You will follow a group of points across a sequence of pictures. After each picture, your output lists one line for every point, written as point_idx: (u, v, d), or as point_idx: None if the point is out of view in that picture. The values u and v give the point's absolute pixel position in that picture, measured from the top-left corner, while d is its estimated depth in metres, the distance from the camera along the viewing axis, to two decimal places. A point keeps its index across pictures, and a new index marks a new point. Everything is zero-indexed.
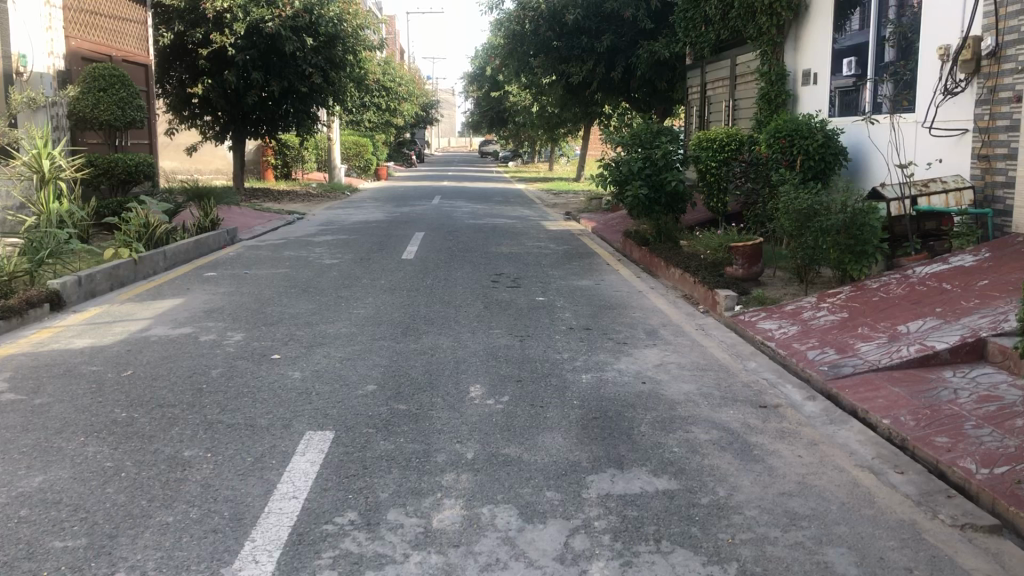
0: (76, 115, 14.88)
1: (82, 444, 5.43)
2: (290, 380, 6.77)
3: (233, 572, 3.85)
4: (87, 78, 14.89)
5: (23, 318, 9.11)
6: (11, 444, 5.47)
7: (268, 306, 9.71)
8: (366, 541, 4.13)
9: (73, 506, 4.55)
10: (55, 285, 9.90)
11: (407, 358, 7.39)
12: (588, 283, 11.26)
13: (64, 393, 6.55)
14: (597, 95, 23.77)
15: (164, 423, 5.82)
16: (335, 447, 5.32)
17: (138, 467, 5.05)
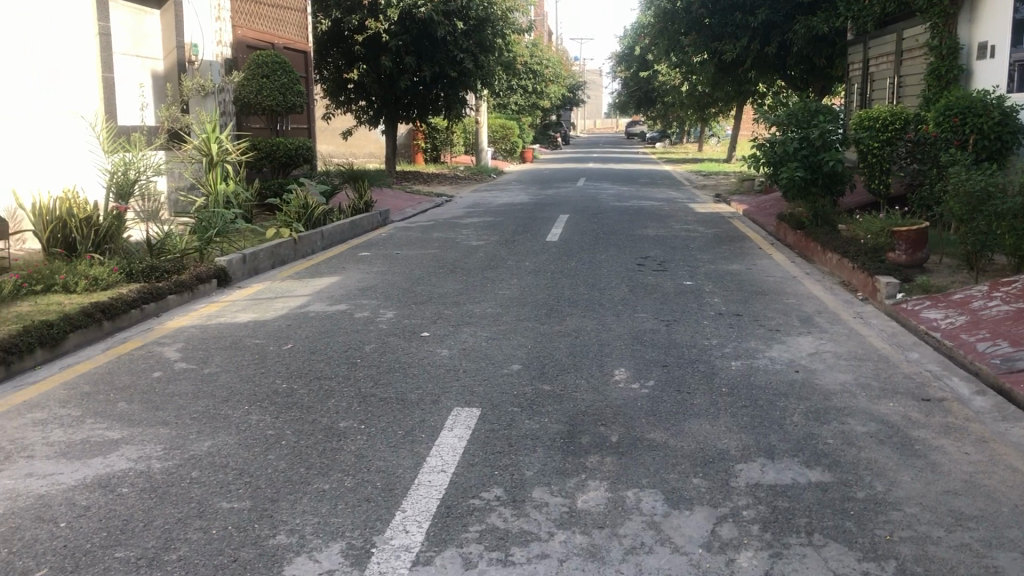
0: (241, 101, 15.64)
1: (246, 412, 5.74)
2: (439, 357, 6.93)
3: (384, 541, 3.98)
4: (252, 65, 15.61)
5: (194, 293, 9.72)
6: (184, 410, 5.86)
7: (418, 286, 9.97)
8: (512, 518, 4.18)
9: (239, 470, 4.82)
10: (222, 262, 10.50)
11: (553, 339, 7.43)
12: (738, 268, 10.97)
13: (230, 363, 6.95)
14: (750, 73, 23.07)
15: (322, 394, 6.09)
16: (482, 424, 5.41)
17: (297, 435, 5.30)
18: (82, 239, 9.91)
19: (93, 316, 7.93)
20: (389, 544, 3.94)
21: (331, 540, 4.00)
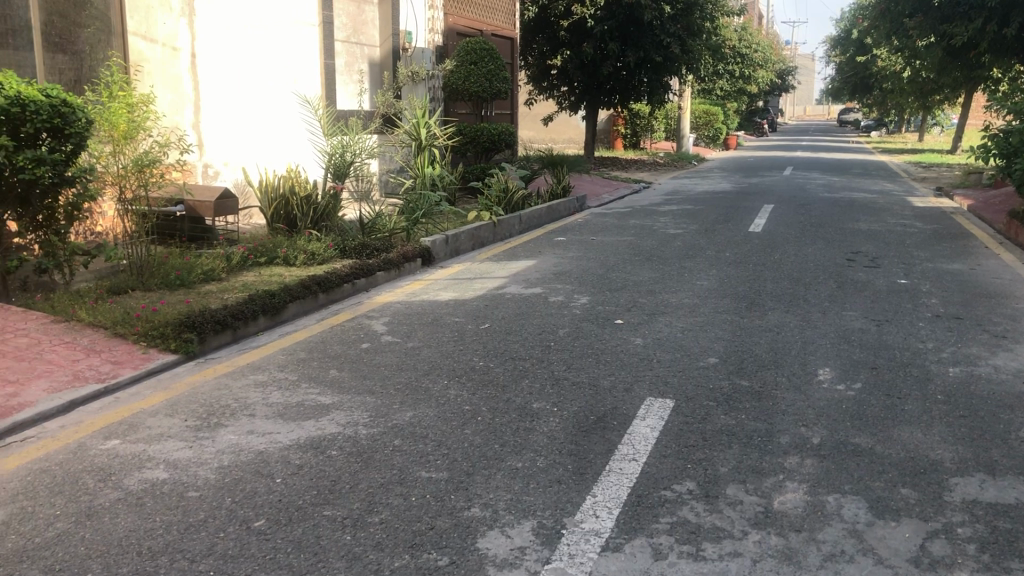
0: (450, 87, 16.17)
1: (445, 387, 5.96)
2: (633, 345, 6.90)
3: (574, 523, 4.01)
4: (461, 52, 16.11)
5: (399, 271, 10.17)
6: (387, 380, 6.16)
7: (613, 273, 9.95)
8: (704, 512, 4.10)
9: (438, 441, 5.02)
10: (427, 242, 10.91)
11: (752, 333, 7.21)
12: (959, 268, 10.19)
13: (431, 339, 7.24)
14: (983, 58, 21.27)
15: (517, 374, 6.21)
16: (676, 415, 5.34)
17: (493, 413, 5.44)
18: (302, 216, 10.63)
19: (309, 289, 8.49)
20: (579, 527, 3.98)
21: (523, 517, 4.08)
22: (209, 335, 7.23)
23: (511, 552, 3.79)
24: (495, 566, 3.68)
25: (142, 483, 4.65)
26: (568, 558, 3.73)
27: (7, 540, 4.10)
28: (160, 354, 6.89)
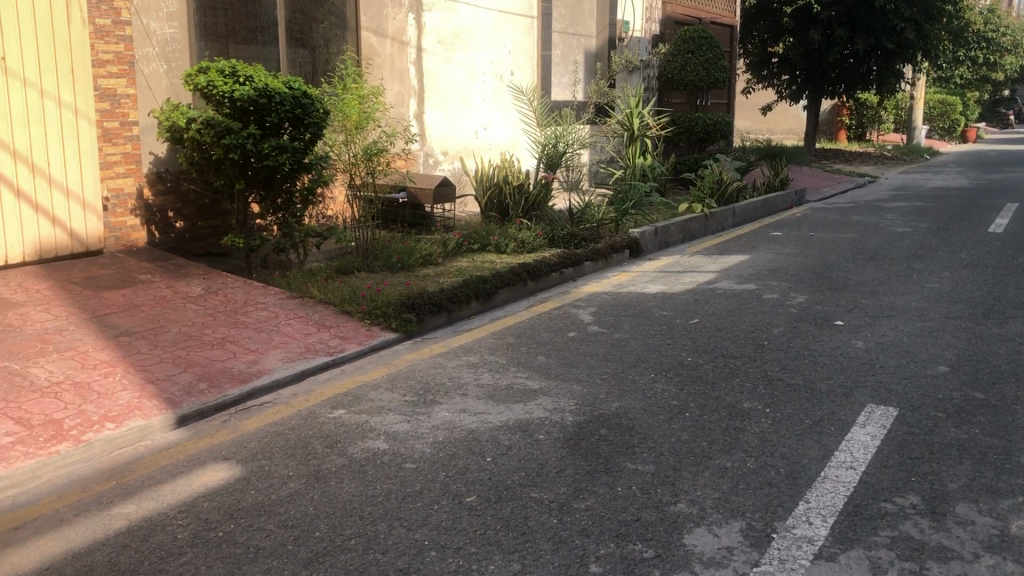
0: (666, 76, 16.02)
1: (652, 380, 5.93)
2: (853, 348, 6.55)
3: (786, 528, 3.88)
4: (678, 41, 15.90)
5: (608, 262, 10.18)
6: (595, 370, 6.21)
7: (832, 271, 9.47)
8: (930, 530, 3.84)
9: (644, 434, 4.99)
10: (636, 233, 10.85)
11: (989, 342, 6.65)
12: None
13: (639, 331, 7.21)
14: None
15: (727, 372, 6.07)
16: (899, 425, 5.03)
17: (701, 409, 5.36)
18: (514, 205, 10.90)
19: (520, 276, 8.69)
20: (790, 533, 3.84)
21: (731, 517, 3.99)
22: (427, 316, 7.57)
23: (718, 551, 3.72)
24: (702, 563, 3.63)
25: (365, 452, 4.95)
26: (778, 563, 3.62)
27: (248, 494, 4.51)
28: (381, 332, 7.30)
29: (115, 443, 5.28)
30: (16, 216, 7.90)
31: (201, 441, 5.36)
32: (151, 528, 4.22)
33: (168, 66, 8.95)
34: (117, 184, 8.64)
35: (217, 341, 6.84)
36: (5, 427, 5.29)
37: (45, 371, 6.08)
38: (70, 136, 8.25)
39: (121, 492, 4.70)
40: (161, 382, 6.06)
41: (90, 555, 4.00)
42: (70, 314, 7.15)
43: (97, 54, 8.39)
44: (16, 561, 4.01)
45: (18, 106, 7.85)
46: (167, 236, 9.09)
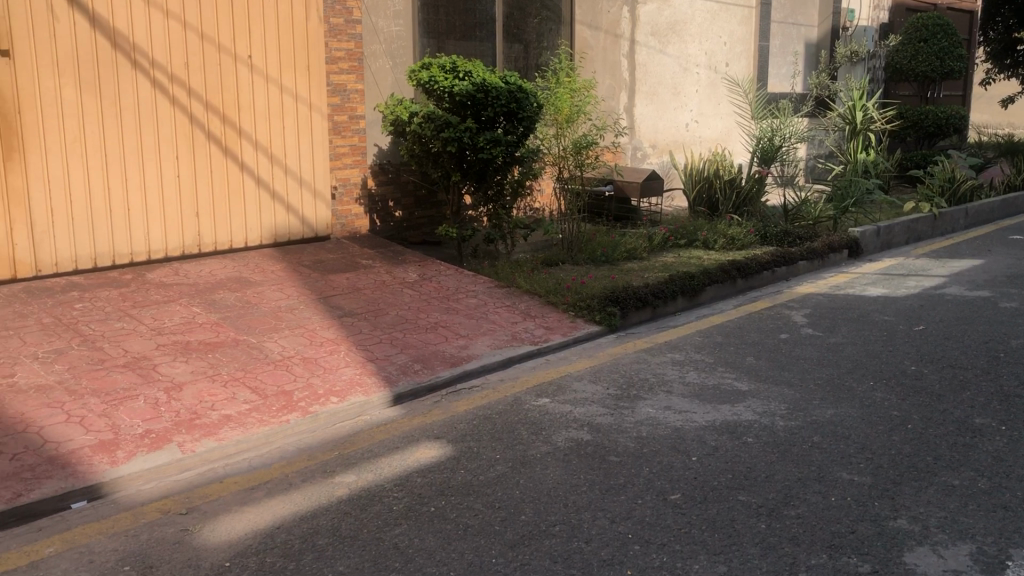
0: (894, 67, 15.10)
1: (871, 388, 5.61)
2: None
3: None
4: (910, 29, 14.92)
5: (824, 262, 9.72)
6: (808, 374, 5.95)
7: None
8: None
9: (862, 444, 4.73)
10: (856, 233, 10.28)
11: None
12: None
13: (857, 336, 6.84)
14: None
15: (956, 384, 5.65)
16: None
17: (926, 422, 5.02)
18: (724, 199, 10.65)
19: (729, 274, 8.47)
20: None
21: (959, 539, 3.73)
22: (632, 311, 7.54)
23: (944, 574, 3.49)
24: None
25: (569, 441, 5.09)
26: None
27: (458, 473, 4.84)
28: (586, 324, 7.34)
29: (338, 416, 5.67)
30: (256, 202, 8.63)
31: (414, 419, 5.70)
32: (370, 498, 4.63)
33: (393, 62, 9.40)
34: (344, 174, 9.20)
35: (431, 326, 7.16)
36: (243, 395, 5.78)
37: (278, 346, 6.59)
38: (304, 129, 8.86)
39: (344, 462, 5.11)
40: (379, 361, 6.42)
41: (315, 518, 4.44)
42: (300, 294, 7.70)
43: (330, 51, 8.93)
44: (252, 518, 4.47)
45: (261, 101, 8.52)
46: (387, 224, 9.65)
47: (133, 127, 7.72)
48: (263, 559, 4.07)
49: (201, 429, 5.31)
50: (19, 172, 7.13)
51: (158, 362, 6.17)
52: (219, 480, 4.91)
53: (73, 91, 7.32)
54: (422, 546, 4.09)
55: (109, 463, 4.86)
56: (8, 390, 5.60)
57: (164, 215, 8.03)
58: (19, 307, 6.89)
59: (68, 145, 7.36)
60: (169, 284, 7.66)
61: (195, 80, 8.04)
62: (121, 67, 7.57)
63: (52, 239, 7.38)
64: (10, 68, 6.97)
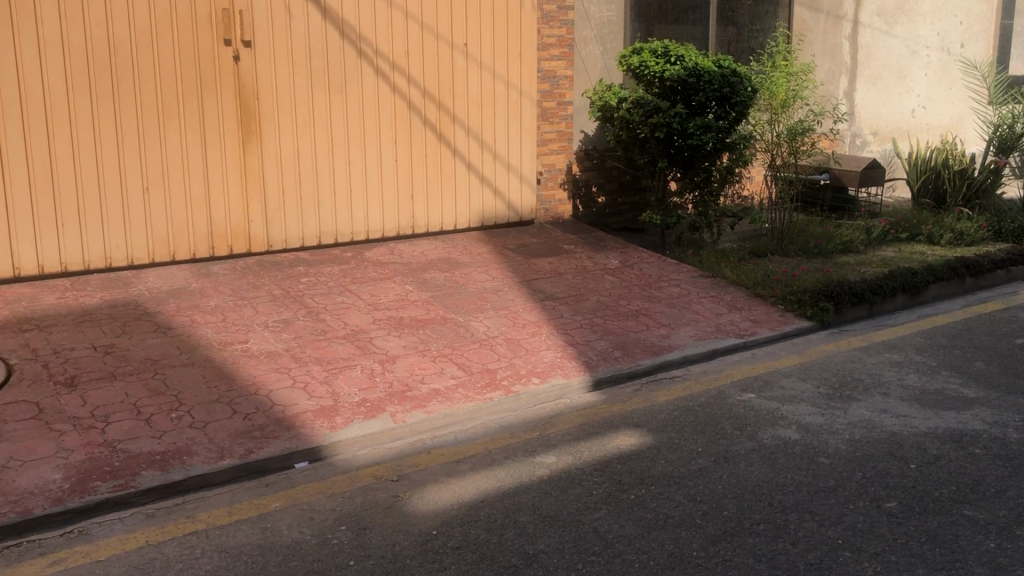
0: None
1: None
2: None
3: None
4: None
5: None
6: None
7: None
8: None
9: None
10: None
11: None
12: None
13: None
14: None
15: None
16: None
17: None
18: (953, 191, 9.90)
19: (957, 271, 7.87)
20: None
21: None
22: (846, 306, 7.16)
23: None
24: None
25: (774, 439, 4.97)
26: None
27: (658, 463, 4.83)
28: (795, 319, 7.06)
29: (538, 397, 5.76)
30: (466, 186, 8.91)
31: (614, 405, 5.71)
32: (570, 480, 4.71)
33: (603, 48, 9.46)
34: (550, 160, 9.37)
35: (633, 313, 7.13)
36: (450, 370, 6.00)
37: (483, 325, 6.78)
38: (514, 115, 9.03)
39: (544, 443, 5.19)
40: (580, 345, 6.47)
41: (518, 495, 4.57)
42: (505, 277, 7.88)
43: (542, 38, 9.08)
44: (457, 490, 4.65)
45: (475, 87, 8.75)
46: (590, 209, 9.71)
47: (357, 113, 8.15)
48: (468, 531, 4.24)
49: (411, 401, 5.56)
50: (256, 154, 7.71)
51: (374, 335, 6.52)
52: (426, 451, 5.12)
53: (304, 78, 7.82)
54: (622, 533, 4.15)
55: (328, 428, 5.19)
56: (242, 355, 6.09)
57: (382, 197, 8.44)
58: (252, 279, 7.47)
59: (299, 129, 7.88)
60: (384, 262, 8.06)
61: (413, 67, 8.38)
62: (348, 56, 8.01)
63: (282, 217, 7.95)
64: (252, 57, 7.54)
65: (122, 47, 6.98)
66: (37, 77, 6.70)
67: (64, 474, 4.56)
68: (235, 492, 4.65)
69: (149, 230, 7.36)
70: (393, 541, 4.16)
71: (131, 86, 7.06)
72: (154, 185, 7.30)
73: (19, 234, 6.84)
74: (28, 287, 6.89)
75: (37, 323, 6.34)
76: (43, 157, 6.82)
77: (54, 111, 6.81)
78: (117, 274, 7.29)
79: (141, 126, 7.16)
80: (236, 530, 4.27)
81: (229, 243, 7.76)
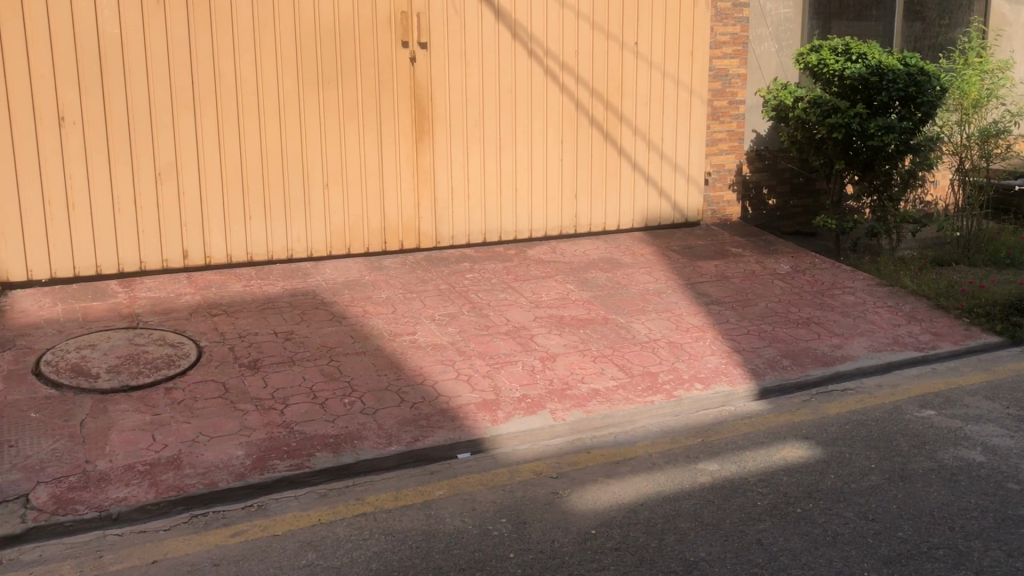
0: None
1: None
2: None
3: None
4: None
5: None
6: None
7: None
8: None
9: None
10: None
11: None
12: None
13: None
14: None
15: None
16: None
17: None
18: None
19: None
20: None
21: None
22: None
23: None
24: None
25: (957, 461, 4.76)
26: None
27: (827, 478, 4.66)
28: (982, 334, 6.61)
29: (701, 403, 5.65)
30: (631, 186, 8.85)
31: (781, 416, 5.53)
32: (733, 489, 4.60)
33: (778, 46, 9.17)
34: (719, 160, 9.17)
35: (802, 320, 6.87)
36: (611, 371, 5.98)
37: (645, 327, 6.72)
38: (683, 115, 8.90)
39: (707, 450, 5.08)
40: (746, 352, 6.30)
41: (678, 501, 4.49)
42: (668, 279, 7.77)
43: (715, 36, 8.88)
44: (616, 491, 4.63)
45: (644, 87, 8.67)
46: (760, 212, 9.46)
47: (526, 113, 8.25)
48: (627, 533, 4.21)
49: (572, 400, 5.58)
50: (428, 153, 7.95)
51: (535, 332, 6.59)
52: (586, 450, 5.12)
53: (476, 79, 7.99)
54: (787, 546, 4.04)
55: (490, 421, 5.28)
56: (409, 346, 6.29)
57: (547, 196, 8.51)
58: (421, 273, 7.70)
59: (469, 129, 8.05)
60: (547, 261, 8.12)
61: (583, 67, 8.40)
62: (519, 57, 8.12)
63: (451, 214, 8.17)
64: (427, 59, 7.77)
65: (308, 50, 7.36)
66: (232, 80, 7.16)
67: (246, 451, 4.86)
68: (401, 478, 4.82)
69: (327, 224, 7.73)
70: (552, 537, 4.19)
71: (315, 87, 7.43)
72: (333, 182, 7.66)
73: (212, 225, 7.33)
74: (218, 275, 7.38)
75: (225, 308, 6.78)
76: (234, 153, 7.28)
77: (246, 111, 7.25)
78: (297, 265, 7.70)
79: (323, 125, 7.52)
80: (402, 514, 4.42)
81: (400, 238, 8.03)
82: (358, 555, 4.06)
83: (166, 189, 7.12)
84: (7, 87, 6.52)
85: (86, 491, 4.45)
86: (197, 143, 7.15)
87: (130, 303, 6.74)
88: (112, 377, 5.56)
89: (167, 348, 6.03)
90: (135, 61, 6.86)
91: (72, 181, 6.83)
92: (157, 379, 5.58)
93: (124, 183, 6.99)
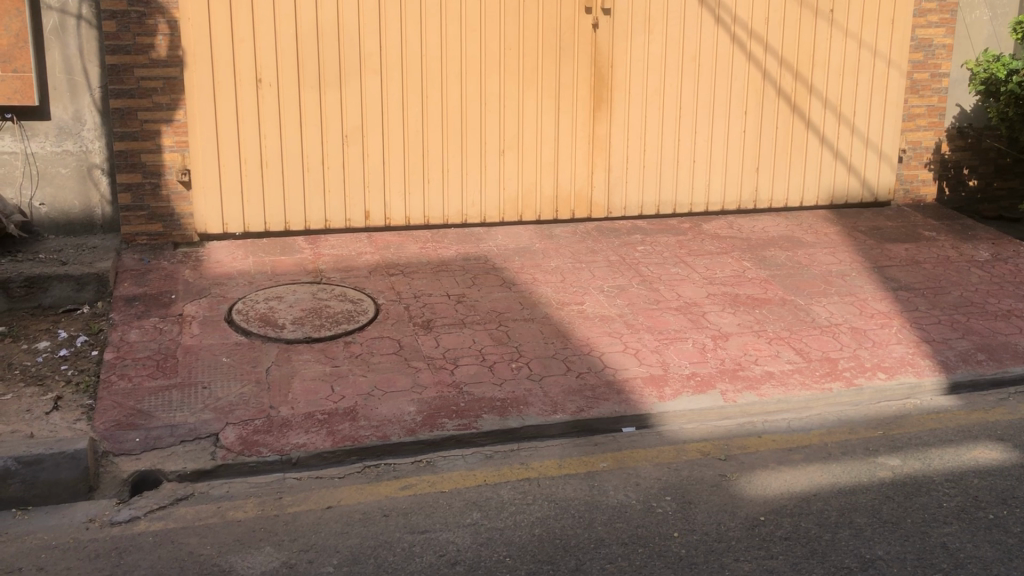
0: None
1: None
2: None
3: None
4: None
5: None
6: None
7: None
8: None
9: None
10: None
11: None
12: None
13: None
14: None
15: None
16: None
17: None
18: None
19: None
20: None
21: None
22: None
23: None
24: None
25: None
26: None
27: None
28: None
29: (884, 394, 5.33)
30: (817, 161, 8.42)
31: (973, 414, 5.15)
32: (916, 487, 4.32)
33: (992, 14, 8.49)
34: (916, 137, 8.58)
35: (1002, 313, 6.35)
36: (787, 354, 5.73)
37: (826, 311, 6.39)
38: (879, 86, 8.36)
39: (889, 444, 4.79)
40: (937, 343, 5.88)
41: (855, 495, 4.26)
42: (854, 261, 7.36)
43: (919, 3, 8.26)
44: (789, 479, 4.44)
45: (837, 56, 8.20)
46: (958, 193, 8.88)
47: (709, 83, 7.98)
48: (799, 523, 4.03)
49: (743, 381, 5.39)
50: (606, 122, 7.84)
51: (708, 310, 6.40)
52: (757, 435, 4.94)
53: (660, 47, 7.79)
54: (976, 555, 3.77)
55: (657, 397, 5.18)
56: (578, 316, 6.26)
57: (726, 169, 8.24)
58: (592, 244, 7.65)
59: (650, 98, 7.87)
60: (722, 236, 7.88)
61: (773, 35, 8.02)
62: (706, 23, 7.84)
63: (625, 185, 8.05)
64: (610, 25, 7.64)
65: (493, 16, 7.40)
66: (417, 44, 7.29)
67: (417, 408, 4.98)
68: (566, 447, 4.81)
69: (502, 191, 7.80)
70: (718, 520, 4.07)
71: (497, 53, 7.47)
72: (508, 149, 7.70)
73: (392, 188, 7.54)
74: (396, 236, 7.60)
75: (402, 269, 6.97)
76: (417, 117, 7.44)
77: (429, 76, 7.38)
78: (470, 230, 7.82)
79: (503, 91, 7.56)
80: (566, 483, 4.42)
81: (572, 208, 8.00)
82: (522, 519, 4.09)
83: (351, 151, 7.37)
84: (212, 50, 6.91)
85: (269, 434, 4.69)
86: (381, 107, 7.34)
87: (315, 259, 7.05)
88: (298, 328, 5.84)
89: (348, 304, 6.27)
90: (328, 25, 7.10)
91: (266, 141, 7.19)
92: (336, 333, 5.81)
93: (314, 144, 7.28)
